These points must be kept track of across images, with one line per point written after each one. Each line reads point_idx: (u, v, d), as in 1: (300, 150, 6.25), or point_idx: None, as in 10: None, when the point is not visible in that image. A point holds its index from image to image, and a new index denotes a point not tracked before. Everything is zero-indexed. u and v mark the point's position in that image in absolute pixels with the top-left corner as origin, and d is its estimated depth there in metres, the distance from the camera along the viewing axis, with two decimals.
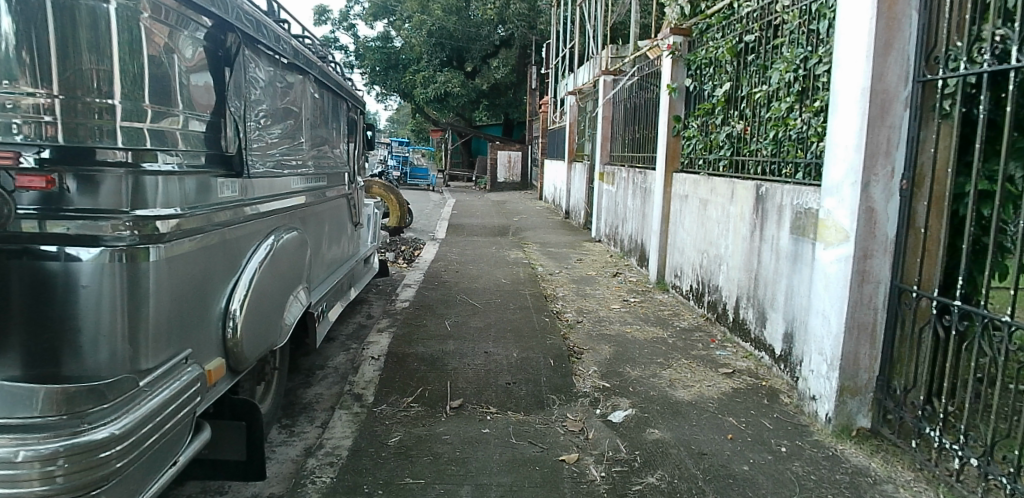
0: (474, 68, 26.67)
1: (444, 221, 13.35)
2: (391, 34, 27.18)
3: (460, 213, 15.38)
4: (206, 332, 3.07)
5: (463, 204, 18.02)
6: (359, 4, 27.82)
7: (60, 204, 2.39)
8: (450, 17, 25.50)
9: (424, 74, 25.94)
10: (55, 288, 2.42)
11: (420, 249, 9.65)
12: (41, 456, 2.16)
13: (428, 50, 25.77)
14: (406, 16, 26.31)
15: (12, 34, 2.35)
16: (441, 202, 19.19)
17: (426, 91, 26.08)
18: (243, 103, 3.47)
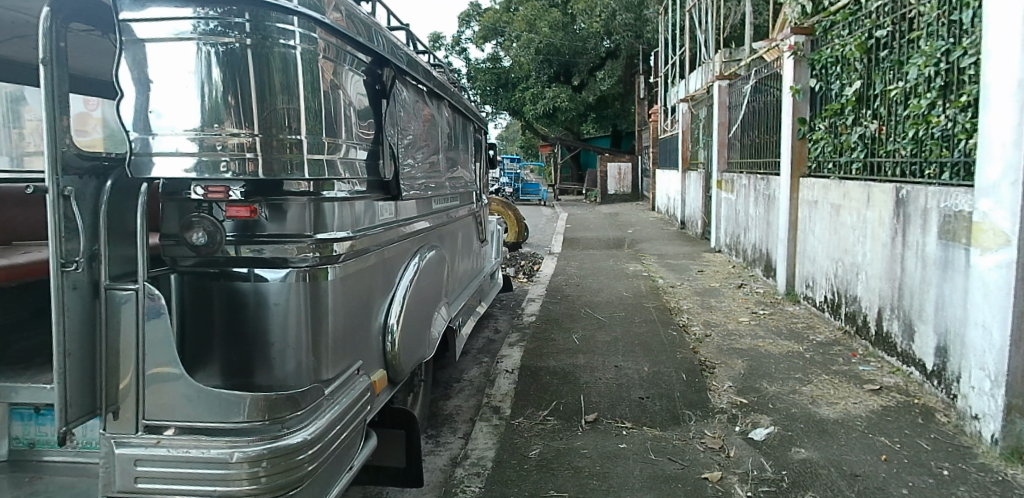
0: (580, 82, 26.80)
1: (559, 236, 13.47)
2: (499, 54, 27.40)
3: (575, 227, 15.48)
4: (371, 345, 3.30)
5: (575, 218, 18.10)
6: (468, 27, 28.73)
7: (254, 230, 2.64)
8: (557, 33, 25.77)
9: (533, 91, 26.37)
10: (248, 306, 2.68)
11: (538, 263, 9.78)
12: (250, 458, 2.33)
13: (535, 66, 26.15)
14: (513, 35, 26.85)
15: (221, 83, 2.56)
16: (552, 217, 19.40)
17: (535, 107, 26.47)
18: (396, 131, 3.70)
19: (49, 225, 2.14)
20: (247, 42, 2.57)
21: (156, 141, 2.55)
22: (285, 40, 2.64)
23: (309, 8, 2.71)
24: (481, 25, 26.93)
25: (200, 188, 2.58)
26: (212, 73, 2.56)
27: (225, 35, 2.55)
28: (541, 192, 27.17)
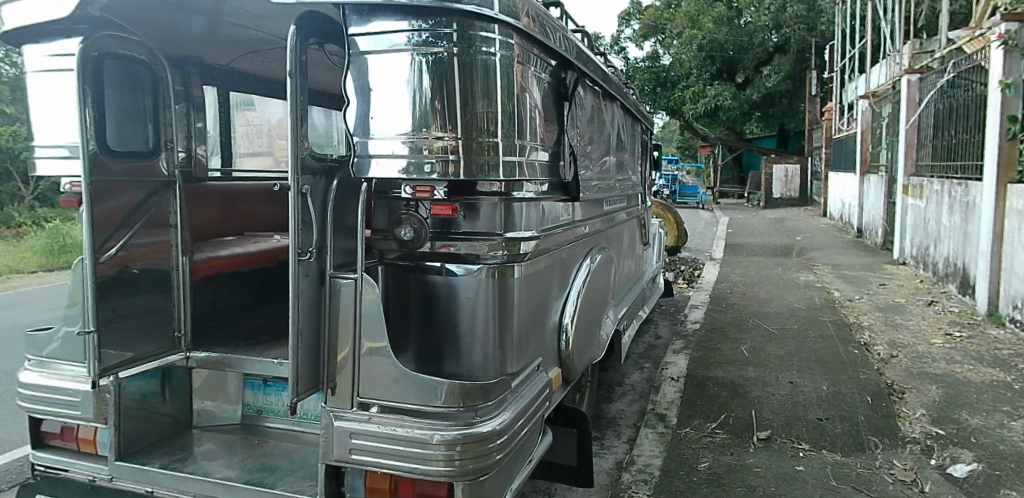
0: (745, 79, 25.44)
1: (720, 240, 12.98)
2: (658, 51, 26.95)
3: (737, 231, 14.81)
4: (548, 343, 3.35)
5: (736, 222, 17.34)
6: (628, 26, 28.31)
7: (450, 228, 2.83)
8: (721, 28, 24.62)
9: (694, 89, 25.54)
10: (441, 298, 2.87)
11: (700, 269, 9.48)
12: (447, 441, 2.44)
13: (697, 64, 25.35)
14: (674, 32, 25.96)
15: (430, 90, 2.72)
16: (712, 220, 18.78)
17: (695, 107, 25.63)
18: (575, 132, 3.72)
19: (290, 217, 2.43)
20: (454, 51, 2.71)
21: (373, 143, 2.74)
22: (486, 48, 2.77)
23: (508, 16, 2.83)
24: (642, 23, 26.65)
25: (409, 187, 2.79)
26: (423, 81, 2.72)
27: (435, 45, 2.70)
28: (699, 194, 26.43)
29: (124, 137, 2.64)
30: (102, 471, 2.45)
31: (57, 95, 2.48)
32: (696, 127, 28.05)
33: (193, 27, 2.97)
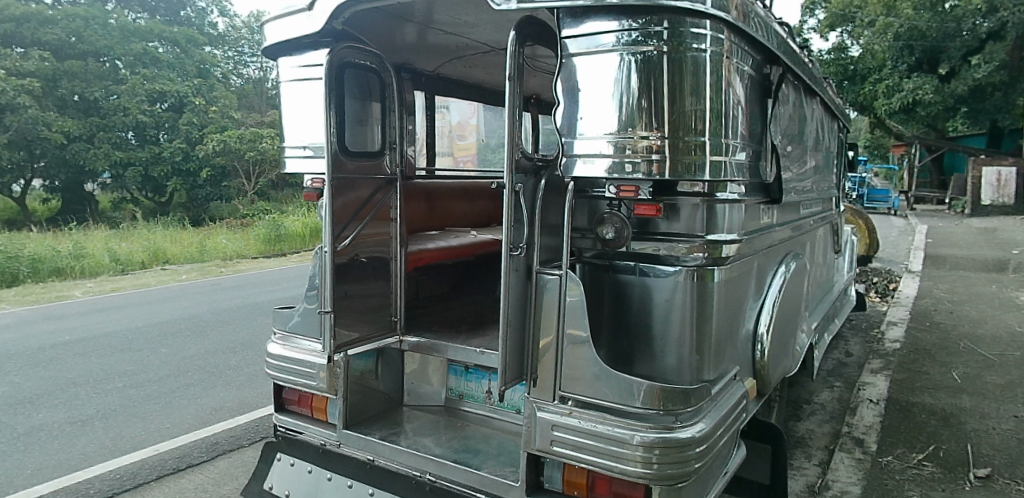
0: (950, 70, 22.67)
1: (920, 251, 11.65)
2: (846, 42, 24.66)
3: (940, 242, 13.21)
4: (744, 352, 3.20)
5: (939, 232, 15.48)
6: (813, 15, 26.12)
7: (646, 228, 2.82)
8: (923, 13, 22.00)
9: (887, 83, 23.46)
10: (633, 299, 2.86)
11: (896, 283, 8.61)
12: (645, 443, 2.41)
13: (892, 54, 23.05)
14: (866, 20, 23.50)
15: (637, 89, 2.70)
16: (906, 228, 16.95)
17: (890, 101, 23.39)
18: (776, 129, 3.51)
19: (504, 214, 2.57)
20: (664, 49, 2.67)
21: (579, 142, 2.78)
22: (697, 44, 2.70)
23: (719, 10, 2.73)
24: (827, 12, 24.27)
25: (612, 187, 2.78)
26: (631, 80, 2.71)
27: (644, 43, 2.67)
28: (891, 199, 24.11)
29: (358, 138, 2.93)
30: (331, 437, 2.72)
31: (307, 100, 2.78)
32: (888, 125, 25.45)
33: (407, 37, 3.20)
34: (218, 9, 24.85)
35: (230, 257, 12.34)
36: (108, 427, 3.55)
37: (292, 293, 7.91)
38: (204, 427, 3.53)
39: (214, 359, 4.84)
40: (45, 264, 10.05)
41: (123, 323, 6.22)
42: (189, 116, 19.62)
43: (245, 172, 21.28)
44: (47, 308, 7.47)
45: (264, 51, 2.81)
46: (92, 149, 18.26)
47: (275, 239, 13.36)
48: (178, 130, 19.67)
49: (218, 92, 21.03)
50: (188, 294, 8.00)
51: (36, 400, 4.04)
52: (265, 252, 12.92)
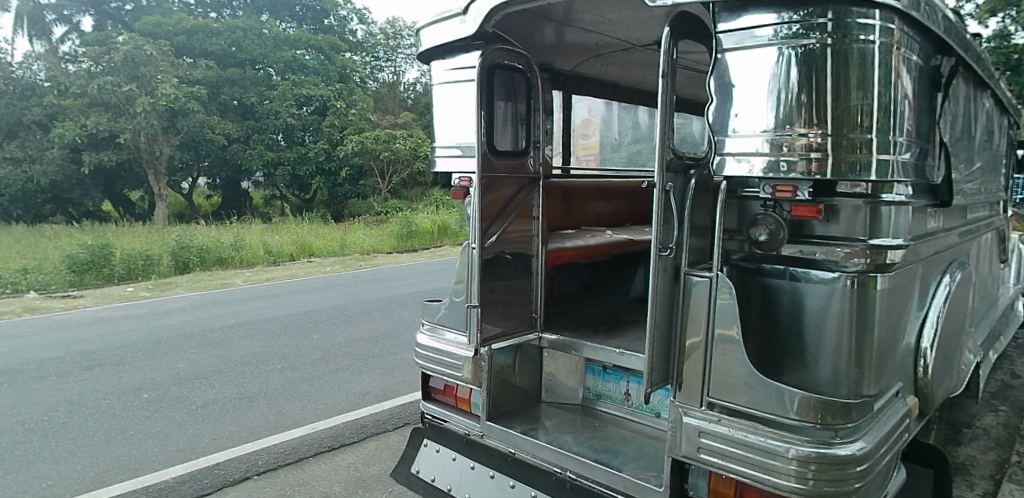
0: None
1: None
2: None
3: None
4: (905, 367, 2.96)
5: None
6: None
7: (802, 230, 2.54)
8: None
9: None
10: (782, 305, 2.60)
11: None
12: (800, 457, 2.27)
13: None
14: None
15: (796, 84, 2.45)
16: None
17: None
18: (944, 125, 3.22)
19: (654, 213, 2.55)
20: (828, 42, 2.40)
21: (729, 141, 2.58)
22: (865, 35, 2.40)
23: None
24: None
25: (767, 186, 2.54)
26: (791, 75, 2.46)
27: (806, 36, 2.42)
28: None
29: (504, 138, 3.02)
30: (475, 428, 2.79)
31: (460, 104, 2.88)
32: None
33: (546, 39, 3.24)
34: (358, 17, 26.77)
35: (367, 252, 13.07)
36: (271, 404, 3.87)
37: (428, 287, 8.23)
38: (353, 410, 3.75)
39: (359, 347, 5.13)
40: (211, 254, 11.12)
41: (277, 310, 6.80)
42: (331, 119, 20.72)
43: (380, 171, 21.83)
44: (214, 293, 8.30)
45: (419, 55, 2.94)
46: (248, 149, 20.27)
47: (406, 236, 13.98)
48: (321, 132, 20.94)
49: (357, 96, 21.97)
50: (334, 285, 8.59)
51: (210, 375, 4.48)
52: (397, 248, 13.54)
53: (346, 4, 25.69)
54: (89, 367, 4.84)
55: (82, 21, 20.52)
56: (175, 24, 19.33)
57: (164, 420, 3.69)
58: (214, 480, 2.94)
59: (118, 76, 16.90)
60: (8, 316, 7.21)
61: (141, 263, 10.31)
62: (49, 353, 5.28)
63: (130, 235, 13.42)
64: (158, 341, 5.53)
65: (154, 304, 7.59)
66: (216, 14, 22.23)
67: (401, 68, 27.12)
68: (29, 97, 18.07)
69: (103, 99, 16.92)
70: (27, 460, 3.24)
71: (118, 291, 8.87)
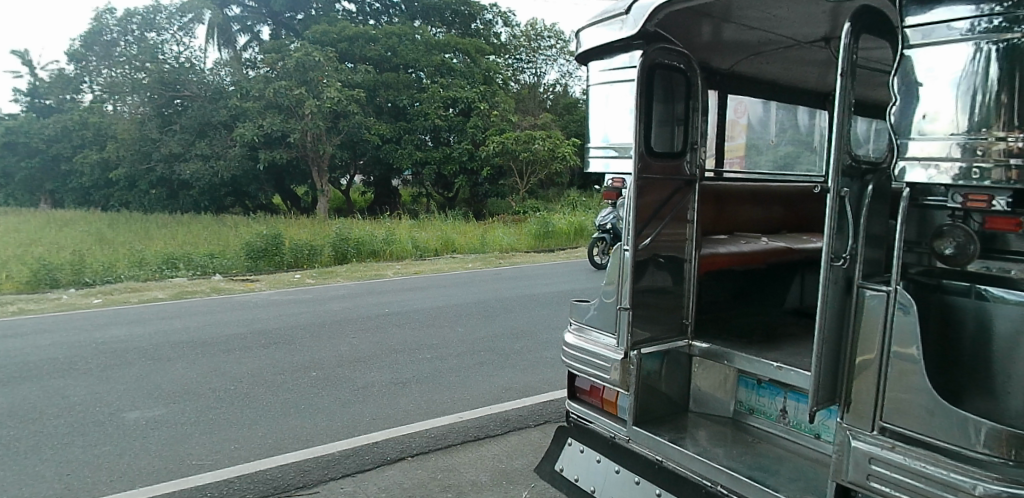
0: None
1: None
2: None
3: None
4: None
5: None
6: None
7: (992, 243, 1.89)
8: None
9: None
10: (964, 326, 1.99)
11: None
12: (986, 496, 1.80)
13: None
14: None
15: (996, 83, 1.78)
16: None
17: None
18: None
19: (827, 220, 2.33)
20: None
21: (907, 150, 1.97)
22: None
23: None
24: None
25: (957, 196, 1.89)
26: (990, 74, 1.80)
27: (1009, 29, 1.75)
28: None
29: (662, 138, 2.99)
30: (621, 432, 2.76)
31: (619, 104, 2.87)
32: None
33: (702, 36, 3.13)
34: (503, 20, 27.38)
35: (506, 250, 13.33)
36: (422, 390, 4.07)
37: (568, 287, 8.29)
38: (497, 404, 3.84)
39: (501, 343, 5.26)
40: (366, 246, 11.92)
41: (425, 302, 7.15)
42: (475, 120, 21.31)
43: (520, 171, 22.35)
44: (369, 282, 8.91)
45: (577, 57, 2.96)
46: (399, 149, 21.10)
47: (543, 235, 14.16)
48: (465, 132, 21.57)
49: (500, 97, 22.43)
50: (478, 281, 8.90)
51: (368, 359, 4.81)
52: (535, 247, 13.78)
53: (493, 7, 26.09)
54: (266, 344, 5.36)
55: (262, 31, 22.87)
56: (339, 32, 20.85)
57: (330, 397, 4.00)
58: (373, 458, 3.14)
59: (290, 80, 18.62)
60: (200, 294, 8.19)
61: (306, 252, 11.29)
62: (232, 330, 5.92)
63: (298, 226, 14.73)
64: (322, 324, 6.02)
65: (319, 290, 8.29)
66: (375, 21, 23.79)
67: (541, 69, 28.73)
68: (217, 101, 20.47)
69: (278, 102, 18.74)
70: (221, 422, 3.65)
71: (288, 277, 9.78)
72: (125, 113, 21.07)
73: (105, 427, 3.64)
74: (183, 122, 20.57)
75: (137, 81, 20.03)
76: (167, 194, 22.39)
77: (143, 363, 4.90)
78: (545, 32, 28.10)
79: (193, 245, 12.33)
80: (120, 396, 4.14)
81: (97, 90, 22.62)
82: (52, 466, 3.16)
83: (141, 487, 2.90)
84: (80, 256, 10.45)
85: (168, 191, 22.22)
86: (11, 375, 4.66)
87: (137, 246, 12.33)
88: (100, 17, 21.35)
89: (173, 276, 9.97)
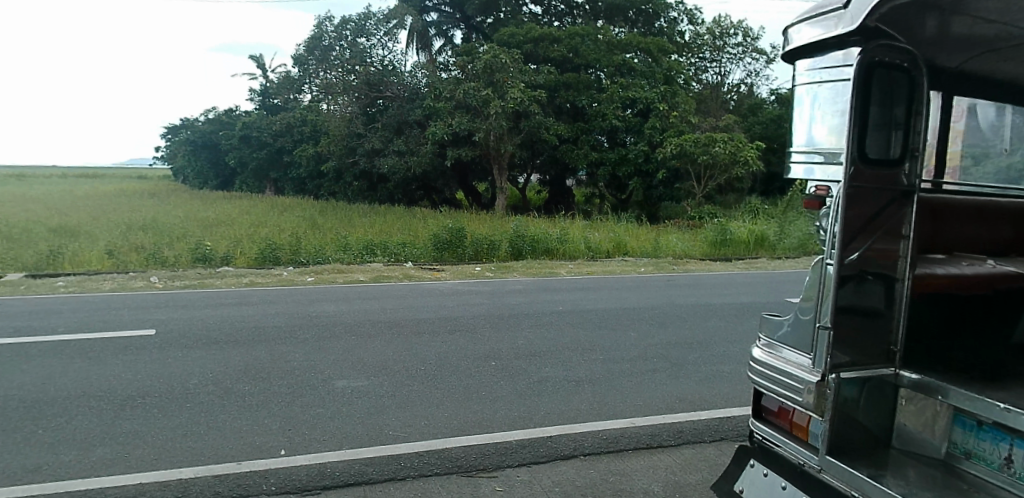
0: None
1: None
2: None
3: None
4: None
5: None
6: None
7: None
8: None
9: None
10: None
11: None
12: None
13: None
14: None
15: None
16: None
17: None
18: None
19: None
20: None
21: None
22: None
23: None
24: None
25: None
26: None
27: None
28: None
29: (881, 144, 2.68)
30: (812, 460, 2.55)
31: (830, 104, 2.63)
32: None
33: (926, 32, 2.79)
34: (688, 18, 26.59)
35: (679, 256, 12.96)
36: (596, 391, 4.10)
37: (751, 300, 7.87)
38: (670, 414, 3.75)
39: (675, 351, 5.13)
40: (540, 244, 12.25)
41: (599, 303, 7.18)
42: (654, 121, 20.76)
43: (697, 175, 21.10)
44: (544, 280, 9.14)
45: (783, 54, 2.80)
46: (575, 149, 21.66)
47: (721, 244, 13.63)
48: (643, 134, 21.19)
49: (681, 97, 21.77)
50: (651, 286, 8.76)
51: (544, 354, 4.94)
52: (710, 254, 13.27)
53: (678, 5, 25.50)
54: (450, 330, 5.72)
55: (455, 34, 24.37)
56: (525, 34, 21.63)
57: (509, 387, 4.16)
58: (547, 452, 3.21)
59: (479, 81, 19.65)
60: (394, 280, 8.93)
61: (485, 246, 11.88)
62: (421, 314, 6.37)
63: (480, 222, 15.54)
64: (501, 317, 6.29)
65: (499, 282, 8.68)
66: (559, 22, 24.43)
67: (726, 68, 28.68)
68: (413, 101, 22.21)
69: (466, 102, 19.79)
70: (414, 399, 3.95)
71: (470, 269, 10.30)
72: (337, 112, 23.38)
73: (319, 391, 4.09)
74: (384, 120, 22.56)
75: (348, 83, 22.28)
76: (366, 186, 25.06)
77: (347, 337, 5.44)
78: (732, 29, 27.62)
79: (388, 234, 13.51)
80: (330, 365, 4.64)
81: (316, 91, 25.70)
82: (279, 420, 3.62)
83: (347, 449, 3.23)
84: (297, 238, 11.92)
85: (367, 183, 24.86)
86: (247, 337, 5.45)
87: (341, 232, 13.77)
88: (321, 24, 24.07)
89: (371, 261, 11.03)
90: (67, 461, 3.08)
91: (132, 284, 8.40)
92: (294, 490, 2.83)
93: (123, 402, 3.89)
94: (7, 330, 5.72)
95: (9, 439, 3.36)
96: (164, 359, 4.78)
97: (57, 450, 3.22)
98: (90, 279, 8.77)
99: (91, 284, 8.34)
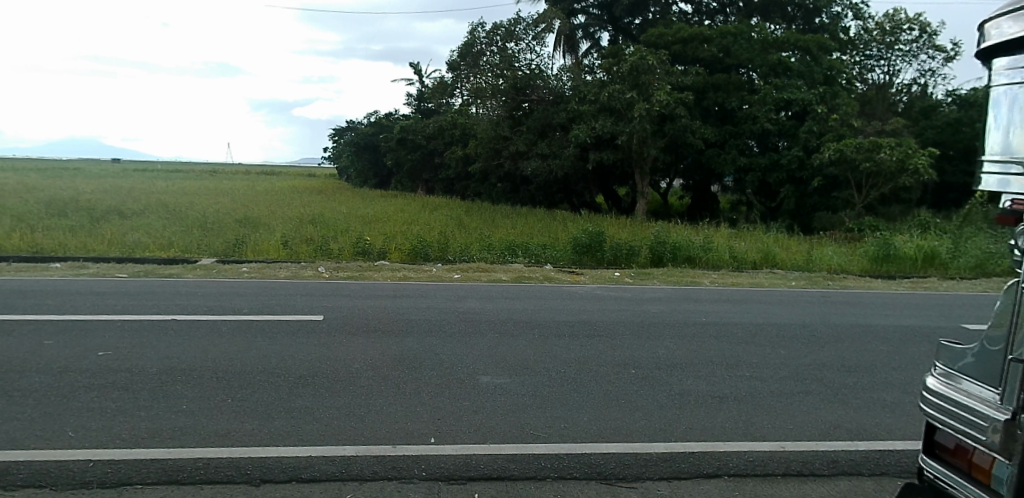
0: None
1: None
2: None
3: None
4: None
5: None
6: None
7: None
8: None
9: None
10: None
11: None
12: None
13: None
14: None
15: None
16: None
17: None
18: None
19: None
20: None
21: None
22: None
23: None
24: None
25: None
26: None
27: None
28: None
29: None
30: None
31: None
32: None
33: None
34: (853, 13, 24.61)
35: (835, 270, 12.05)
36: (741, 410, 3.92)
37: (921, 323, 7.11)
38: (825, 441, 3.50)
39: (829, 374, 4.77)
40: (683, 251, 11.90)
41: (746, 316, 6.86)
42: (811, 124, 19.42)
43: (858, 183, 19.44)
44: (686, 289, 8.88)
45: (982, 49, 2.43)
46: (722, 154, 20.88)
47: (883, 259, 12.51)
48: (798, 138, 19.86)
49: (842, 99, 20.12)
50: (805, 302, 8.20)
51: (686, 366, 4.81)
52: (871, 271, 12.24)
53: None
54: (590, 334, 5.74)
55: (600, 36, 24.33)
56: (674, 34, 21.19)
57: (650, 398, 4.08)
58: (688, 468, 3.13)
59: (624, 83, 19.25)
60: (536, 281, 9.14)
61: (625, 252, 11.73)
62: (560, 316, 6.45)
63: (620, 226, 15.43)
64: (641, 325, 6.20)
65: (639, 289, 8.57)
66: (710, 21, 23.60)
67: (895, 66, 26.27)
68: (558, 105, 22.49)
69: (610, 104, 19.55)
70: (555, 402, 3.98)
71: (607, 274, 10.24)
72: (485, 115, 24.27)
73: (465, 385, 4.27)
74: (529, 123, 23.09)
75: (497, 86, 22.68)
76: (509, 187, 26.30)
77: (491, 334, 5.65)
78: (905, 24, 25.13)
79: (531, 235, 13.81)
80: (474, 361, 4.83)
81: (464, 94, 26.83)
82: (429, 409, 3.82)
83: (489, 443, 3.34)
84: (445, 237, 12.52)
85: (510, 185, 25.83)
86: (400, 327, 5.82)
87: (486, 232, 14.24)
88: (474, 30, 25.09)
89: (513, 261, 11.33)
90: (250, 430, 3.46)
91: (303, 272, 9.29)
92: (442, 478, 2.97)
93: (297, 380, 4.30)
94: (203, 308, 6.53)
95: (204, 406, 3.83)
96: (329, 343, 5.24)
97: (244, 419, 3.62)
98: (268, 266, 9.80)
99: (269, 271, 9.32)
